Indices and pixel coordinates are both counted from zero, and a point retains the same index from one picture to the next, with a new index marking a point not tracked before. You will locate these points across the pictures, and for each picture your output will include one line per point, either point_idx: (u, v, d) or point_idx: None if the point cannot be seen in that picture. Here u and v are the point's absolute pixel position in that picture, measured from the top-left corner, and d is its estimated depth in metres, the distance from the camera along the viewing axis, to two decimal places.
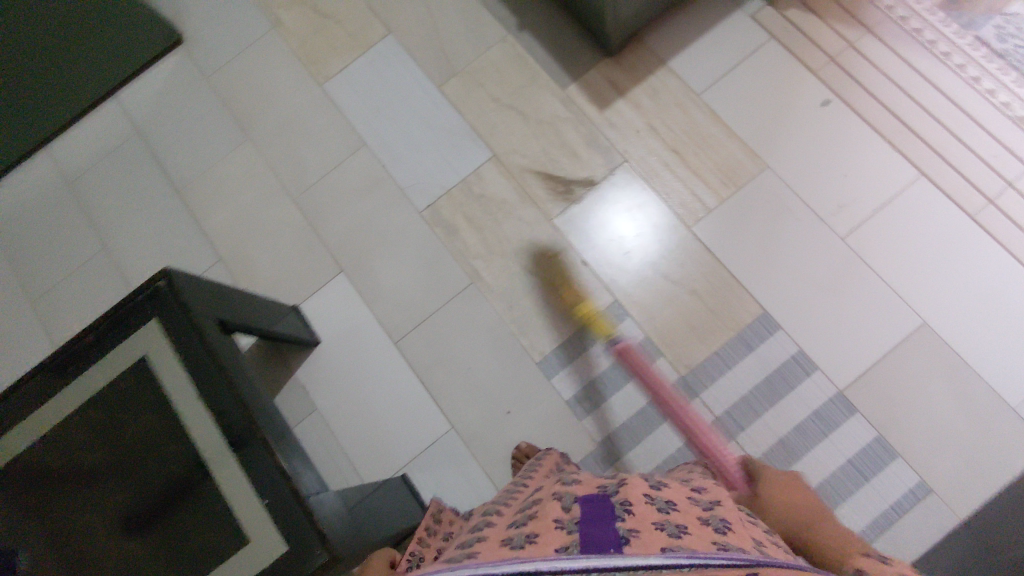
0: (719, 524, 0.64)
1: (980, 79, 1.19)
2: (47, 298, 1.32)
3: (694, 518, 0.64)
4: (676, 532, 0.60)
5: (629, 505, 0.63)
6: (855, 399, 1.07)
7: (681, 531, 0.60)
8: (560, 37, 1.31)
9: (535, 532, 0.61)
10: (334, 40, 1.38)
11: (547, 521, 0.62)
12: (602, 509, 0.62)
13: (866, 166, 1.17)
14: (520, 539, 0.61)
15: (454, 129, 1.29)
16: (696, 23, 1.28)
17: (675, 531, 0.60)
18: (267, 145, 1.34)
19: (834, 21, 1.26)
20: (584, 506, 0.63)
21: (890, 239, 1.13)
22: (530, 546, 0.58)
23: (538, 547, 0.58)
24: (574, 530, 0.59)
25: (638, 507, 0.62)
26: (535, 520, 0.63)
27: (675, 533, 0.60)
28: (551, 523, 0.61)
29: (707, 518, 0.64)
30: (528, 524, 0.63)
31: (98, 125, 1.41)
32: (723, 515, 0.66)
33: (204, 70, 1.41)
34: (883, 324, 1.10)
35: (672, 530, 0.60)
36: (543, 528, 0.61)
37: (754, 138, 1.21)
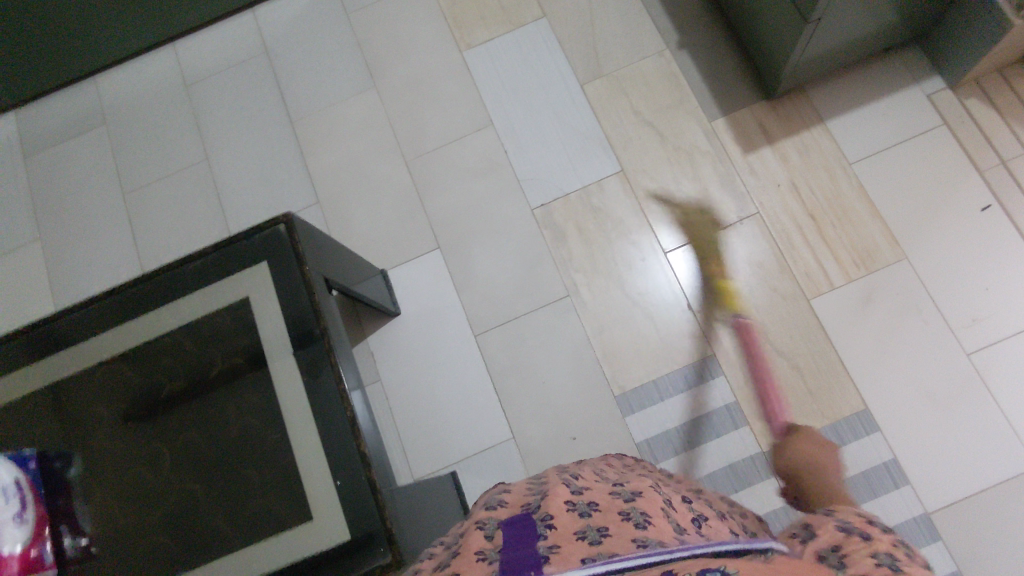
0: (640, 515, 0.58)
1: None
2: (139, 196, 1.29)
3: (614, 514, 0.58)
4: (597, 538, 0.55)
5: (548, 519, 0.57)
6: (940, 526, 1.01)
7: (602, 534, 0.55)
8: (720, 67, 1.23)
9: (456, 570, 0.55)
10: (485, 8, 1.32)
11: (467, 553, 0.57)
12: (521, 532, 0.57)
13: (1012, 285, 1.09)
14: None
15: (587, 133, 1.23)
16: (867, 89, 1.20)
17: (596, 537, 0.55)
18: (392, 99, 1.29)
19: (1016, 122, 1.16)
20: (506, 533, 0.58)
21: (1018, 370, 1.06)
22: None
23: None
24: (496, 560, 0.55)
25: (559, 519, 0.57)
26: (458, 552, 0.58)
27: (596, 539, 0.55)
28: (472, 558, 0.56)
29: (628, 511, 0.58)
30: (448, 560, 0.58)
31: (228, 33, 1.37)
32: (647, 504, 0.60)
33: (347, 4, 1.35)
34: (988, 457, 1.03)
35: (593, 538, 0.55)
36: (465, 564, 0.55)
37: (898, 223, 1.14)
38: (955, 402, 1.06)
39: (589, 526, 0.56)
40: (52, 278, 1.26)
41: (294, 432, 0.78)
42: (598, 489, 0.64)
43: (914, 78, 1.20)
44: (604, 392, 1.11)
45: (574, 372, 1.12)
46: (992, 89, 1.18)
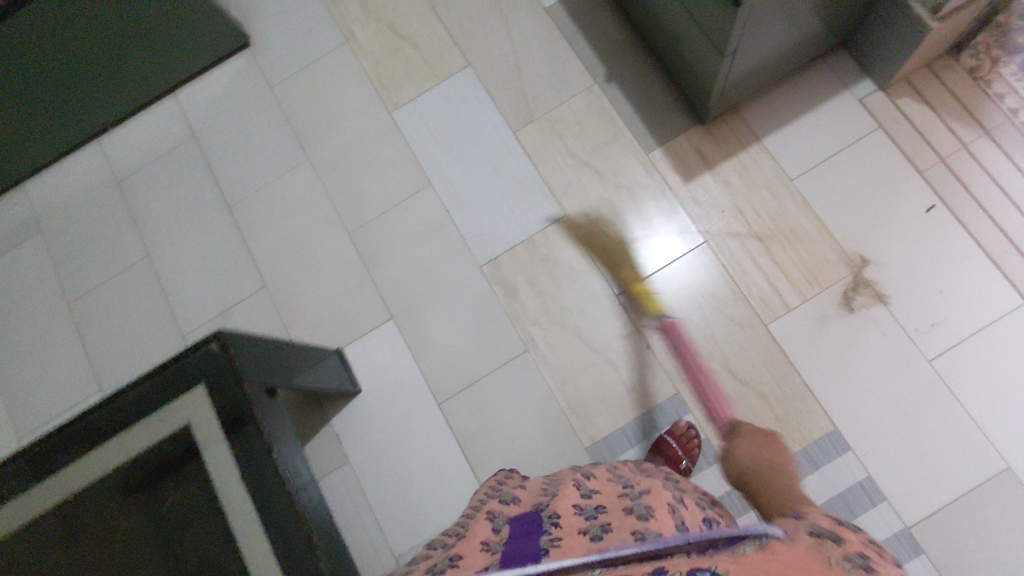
0: (643, 510, 0.61)
1: (1000, 93, 1.15)
2: (85, 304, 1.27)
3: (620, 512, 0.62)
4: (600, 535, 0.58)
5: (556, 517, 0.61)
6: (922, 539, 1.01)
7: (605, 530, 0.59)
8: (650, 96, 1.22)
9: (465, 555, 0.61)
10: (408, 65, 1.30)
11: (478, 543, 0.62)
12: (528, 527, 0.62)
13: (966, 285, 1.09)
14: (451, 561, 0.61)
15: (526, 181, 1.22)
16: (800, 101, 1.19)
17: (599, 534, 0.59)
18: (327, 171, 1.27)
19: (950, 117, 1.16)
20: (513, 526, 0.63)
21: (981, 371, 1.06)
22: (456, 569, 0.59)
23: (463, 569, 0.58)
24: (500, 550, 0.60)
25: (565, 517, 0.61)
26: (469, 540, 0.64)
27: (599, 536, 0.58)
28: (479, 548, 0.62)
29: (634, 507, 0.62)
30: (458, 544, 0.64)
31: (154, 123, 1.35)
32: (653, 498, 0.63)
33: (269, 78, 1.33)
34: (962, 461, 1.03)
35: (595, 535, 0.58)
36: (469, 551, 0.62)
37: (845, 234, 1.13)
38: (922, 410, 1.06)
39: (594, 526, 0.60)
40: (9, 397, 1.25)
41: (252, 559, 0.77)
42: (609, 490, 0.68)
43: (844, 84, 1.19)
44: (574, 445, 1.10)
45: (541, 428, 1.11)
46: (923, 85, 1.17)
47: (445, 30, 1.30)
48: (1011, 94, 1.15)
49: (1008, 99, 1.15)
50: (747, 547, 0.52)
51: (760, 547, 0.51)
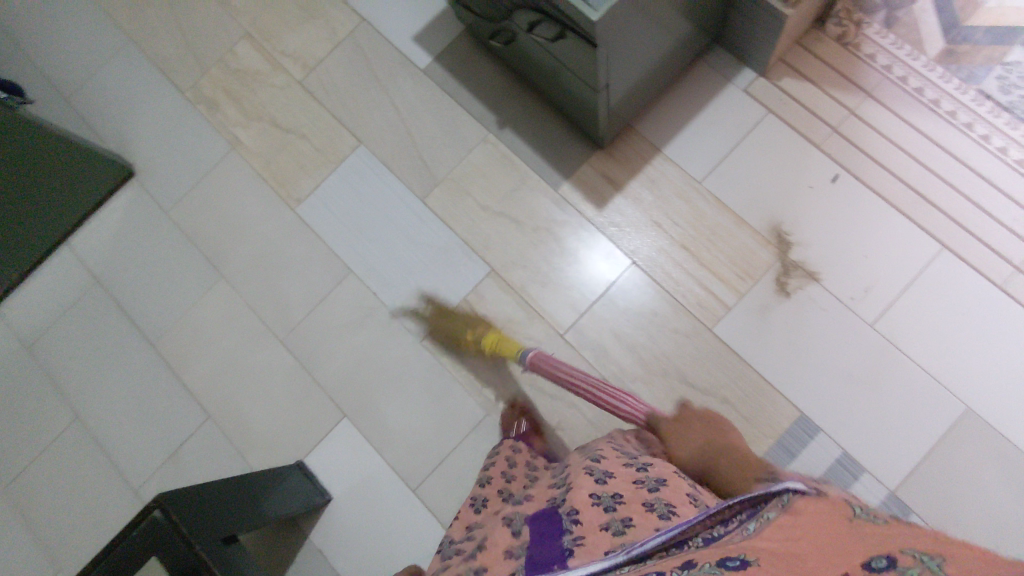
0: (663, 508, 0.62)
1: (987, 135, 1.14)
2: (23, 485, 1.20)
3: (638, 504, 0.63)
4: (621, 527, 0.60)
5: (577, 514, 0.63)
6: (910, 500, 1.03)
7: (626, 522, 0.61)
8: (545, 132, 1.22)
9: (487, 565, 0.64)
10: (299, 157, 1.27)
11: (500, 550, 0.64)
12: (549, 528, 0.63)
13: (887, 243, 1.12)
14: (475, 571, 0.63)
15: (445, 245, 1.20)
16: (689, 104, 1.20)
17: (621, 525, 0.61)
18: (244, 283, 1.23)
19: (831, 87, 1.19)
20: (533, 527, 0.65)
21: (922, 322, 1.08)
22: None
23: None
24: (524, 555, 0.61)
25: (585, 512, 0.63)
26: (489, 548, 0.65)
27: (622, 527, 0.60)
28: (501, 555, 0.64)
29: (652, 501, 0.63)
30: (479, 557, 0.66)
31: (53, 277, 1.28)
32: (670, 494, 0.65)
33: (162, 203, 1.28)
34: (927, 415, 1.05)
35: (617, 528, 0.60)
36: (494, 561, 0.64)
37: (763, 222, 1.15)
38: (879, 375, 1.08)
39: (613, 518, 0.62)
40: None
41: None
42: (624, 476, 0.69)
43: (727, 78, 1.21)
44: None
45: None
46: (799, 61, 1.20)
47: (328, 113, 1.28)
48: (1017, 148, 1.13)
49: (879, 57, 1.19)
50: (769, 514, 0.54)
51: (782, 511, 0.53)
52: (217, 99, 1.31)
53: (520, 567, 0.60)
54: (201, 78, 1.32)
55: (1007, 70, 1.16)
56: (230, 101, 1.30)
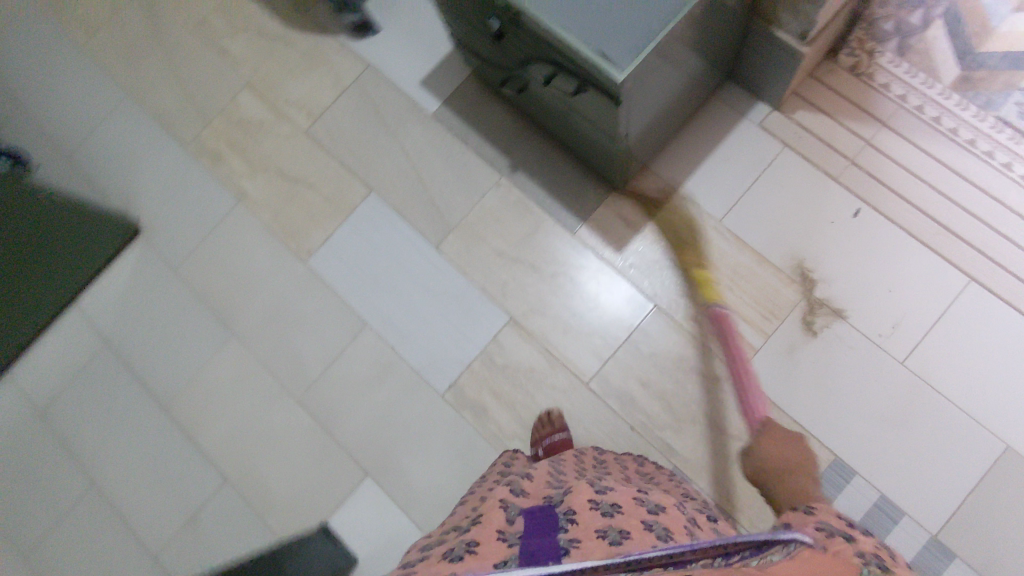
0: (660, 530, 0.63)
1: (975, 141, 1.14)
2: (37, 558, 1.16)
3: (638, 522, 0.63)
4: (619, 538, 0.59)
5: (574, 516, 0.63)
6: (952, 543, 1.01)
7: (624, 535, 0.60)
8: (559, 175, 1.19)
9: (478, 541, 0.61)
10: (309, 208, 1.24)
11: (489, 533, 0.62)
12: (544, 522, 0.62)
13: (913, 277, 1.10)
14: (462, 548, 0.61)
15: (462, 294, 1.18)
16: (703, 140, 1.19)
17: (618, 537, 0.60)
18: (257, 339, 1.21)
19: (846, 118, 1.17)
20: (527, 518, 0.64)
21: (954, 358, 1.06)
22: (468, 555, 0.58)
23: (476, 560, 0.57)
24: (515, 543, 0.59)
25: (582, 514, 0.63)
26: (478, 529, 0.63)
27: (619, 538, 0.60)
28: (494, 535, 0.61)
29: (652, 523, 0.64)
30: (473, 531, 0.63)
31: (59, 341, 1.25)
32: (668, 520, 0.66)
33: (170, 260, 1.26)
34: (964, 453, 1.04)
35: (614, 537, 0.60)
36: (486, 539, 0.61)
37: (785, 259, 1.13)
38: (912, 413, 1.06)
39: (612, 528, 0.61)
40: None
41: None
42: (624, 496, 0.69)
43: (740, 113, 1.19)
44: None
45: None
46: (813, 94, 1.19)
47: (336, 162, 1.25)
48: (1017, 161, 1.12)
49: (894, 87, 1.17)
50: (774, 555, 0.51)
51: (785, 555, 0.50)
52: (223, 151, 1.28)
53: (509, 555, 0.57)
54: (205, 131, 1.30)
55: None
56: (236, 154, 1.28)
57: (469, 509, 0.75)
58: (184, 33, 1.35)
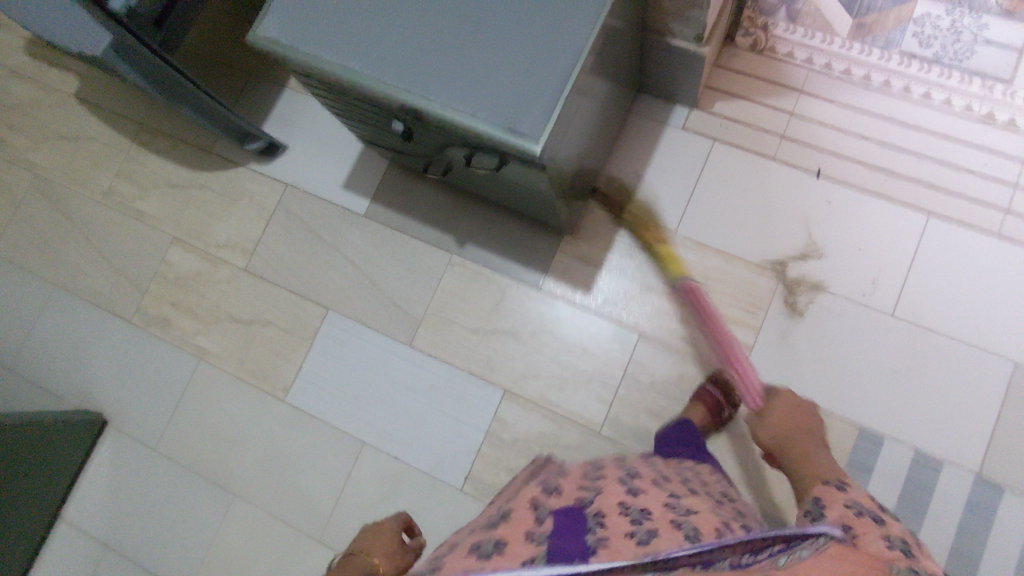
0: (691, 529, 0.65)
1: (889, 82, 1.15)
2: None
3: (667, 521, 0.66)
4: (646, 538, 0.63)
5: (603, 517, 0.66)
6: (998, 476, 1.00)
7: (651, 534, 0.63)
8: (506, 236, 1.18)
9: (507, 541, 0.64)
10: (271, 344, 1.20)
11: (519, 531, 0.65)
12: (573, 521, 0.65)
13: (876, 229, 1.10)
14: (491, 548, 0.64)
15: (449, 382, 1.15)
16: (634, 159, 1.18)
17: (645, 536, 0.63)
18: (259, 493, 1.16)
19: (763, 96, 1.17)
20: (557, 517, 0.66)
21: (939, 295, 1.06)
22: (496, 558, 0.62)
23: (506, 560, 0.61)
24: (543, 541, 0.62)
25: (611, 517, 0.66)
26: (508, 526, 0.66)
27: (647, 538, 0.63)
28: (523, 535, 0.64)
29: (681, 522, 0.66)
30: (501, 529, 0.66)
31: (58, 560, 1.19)
32: (700, 520, 0.67)
33: (147, 440, 1.20)
34: (980, 383, 1.03)
35: (641, 538, 0.63)
36: (514, 539, 0.64)
37: (750, 250, 1.12)
38: (919, 362, 1.05)
39: (640, 528, 0.64)
40: None
41: None
42: (657, 494, 0.71)
43: (661, 122, 1.18)
44: None
45: None
46: (725, 81, 1.18)
47: (285, 290, 1.22)
48: (932, 88, 1.13)
49: (797, 53, 1.18)
50: (804, 550, 0.58)
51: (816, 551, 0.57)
52: (168, 315, 1.24)
53: (537, 552, 0.61)
54: (144, 299, 1.26)
55: (919, 25, 1.16)
56: (182, 313, 1.24)
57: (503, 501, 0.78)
58: (93, 208, 1.31)
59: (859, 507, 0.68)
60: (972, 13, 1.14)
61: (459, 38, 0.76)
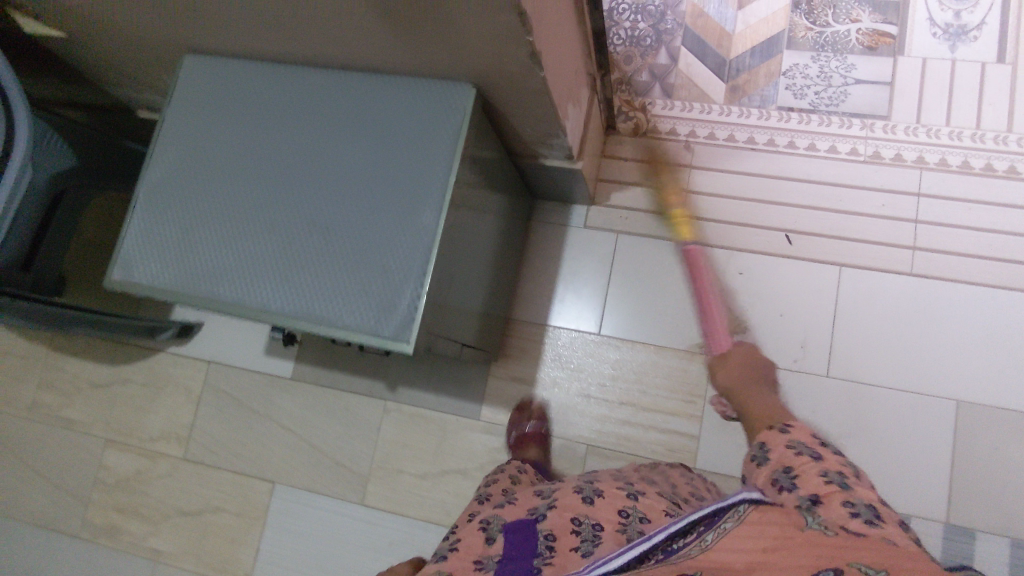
0: (638, 534, 0.63)
1: (774, 139, 1.15)
2: None
3: (616, 531, 0.63)
4: (591, 549, 0.60)
5: (552, 535, 0.62)
6: (966, 519, 0.99)
7: (597, 544, 0.61)
8: (436, 371, 1.16)
9: (454, 572, 0.62)
10: (225, 530, 1.17)
11: (468, 560, 0.63)
12: (518, 538, 0.63)
13: (792, 291, 1.09)
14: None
15: (408, 534, 1.12)
16: (545, 266, 1.18)
17: (591, 547, 0.61)
18: None
19: (655, 179, 1.17)
20: (506, 538, 0.63)
21: (867, 345, 1.06)
22: None
23: None
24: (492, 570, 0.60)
25: (561, 538, 0.62)
26: (456, 556, 0.64)
27: (593, 549, 0.60)
28: (471, 565, 0.62)
29: (629, 531, 0.63)
30: (449, 561, 0.64)
31: None
32: (653, 524, 0.65)
33: None
34: (927, 427, 1.02)
35: (587, 549, 0.60)
36: (461, 570, 0.62)
37: (675, 338, 1.11)
38: (863, 419, 1.04)
39: (587, 540, 0.61)
40: None
41: None
42: (613, 499, 0.67)
43: (563, 225, 1.18)
44: None
45: None
46: (616, 171, 1.18)
47: (227, 472, 1.19)
48: (816, 138, 1.14)
49: (679, 128, 1.18)
50: (726, 524, 0.55)
51: (738, 523, 0.55)
52: (116, 520, 1.21)
53: None
54: (88, 511, 1.23)
55: (790, 78, 1.17)
56: (129, 516, 1.21)
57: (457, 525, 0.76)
58: (21, 425, 1.28)
59: (830, 473, 0.63)
60: (837, 55, 1.16)
61: (314, 244, 0.77)
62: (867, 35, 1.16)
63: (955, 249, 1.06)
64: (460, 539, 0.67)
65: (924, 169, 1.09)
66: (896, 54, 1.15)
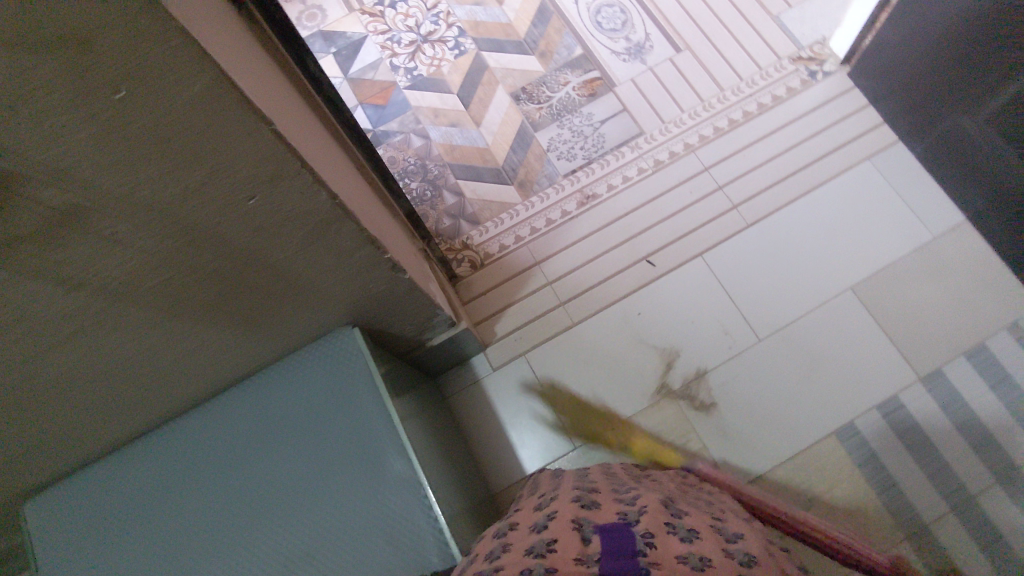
0: (743, 555, 0.52)
1: (580, 200, 1.26)
2: None
3: (718, 549, 0.52)
4: (700, 565, 0.48)
5: (651, 536, 0.51)
6: (932, 366, 1.09)
7: (705, 562, 0.49)
8: None
9: (555, 563, 0.47)
10: None
11: (567, 552, 0.48)
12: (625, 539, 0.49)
13: (684, 298, 1.18)
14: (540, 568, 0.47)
15: None
16: (488, 426, 1.14)
17: (700, 564, 0.49)
18: None
19: (519, 290, 1.21)
20: (606, 534, 0.51)
21: (766, 297, 1.17)
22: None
23: None
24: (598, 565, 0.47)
25: (662, 539, 0.51)
26: (552, 547, 0.50)
27: (702, 565, 0.49)
28: (570, 556, 0.48)
29: (734, 550, 0.53)
30: (545, 549, 0.49)
31: None
32: (753, 547, 0.55)
33: None
34: (852, 323, 1.13)
35: (696, 564, 0.48)
36: (563, 559, 0.47)
37: (635, 401, 1.12)
38: (812, 351, 1.12)
39: (692, 554, 0.50)
40: None
41: None
42: (700, 518, 0.59)
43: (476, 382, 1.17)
44: None
45: None
46: (484, 308, 1.21)
47: None
48: (608, 179, 1.27)
49: (505, 241, 1.25)
50: None
51: None
52: None
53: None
54: None
55: (554, 150, 1.30)
56: None
57: (531, 517, 0.63)
58: None
59: None
60: (574, 114, 1.32)
61: None
62: (582, 88, 1.34)
63: (760, 190, 1.23)
64: (552, 533, 0.52)
65: (695, 150, 1.26)
66: (612, 88, 1.34)
